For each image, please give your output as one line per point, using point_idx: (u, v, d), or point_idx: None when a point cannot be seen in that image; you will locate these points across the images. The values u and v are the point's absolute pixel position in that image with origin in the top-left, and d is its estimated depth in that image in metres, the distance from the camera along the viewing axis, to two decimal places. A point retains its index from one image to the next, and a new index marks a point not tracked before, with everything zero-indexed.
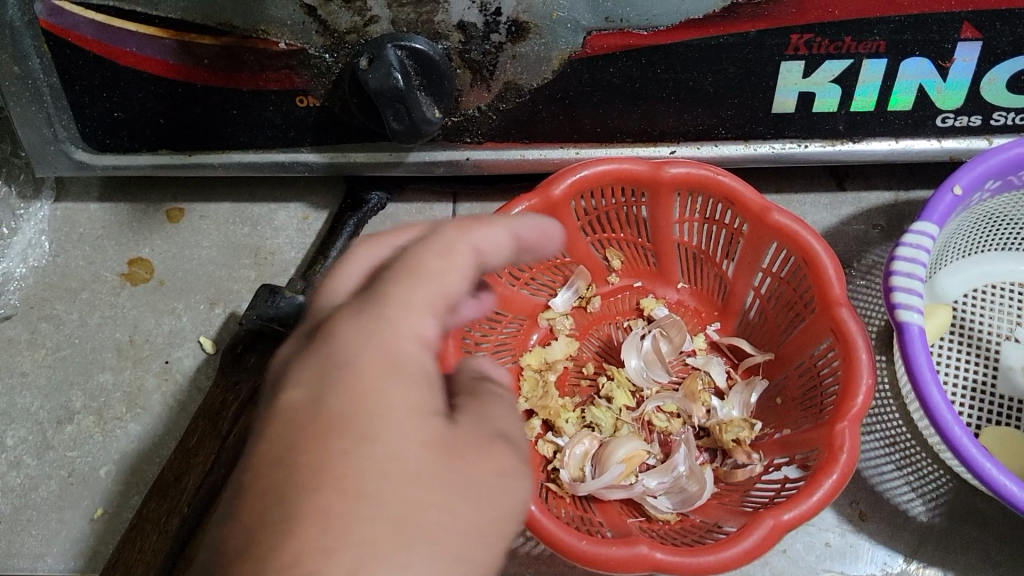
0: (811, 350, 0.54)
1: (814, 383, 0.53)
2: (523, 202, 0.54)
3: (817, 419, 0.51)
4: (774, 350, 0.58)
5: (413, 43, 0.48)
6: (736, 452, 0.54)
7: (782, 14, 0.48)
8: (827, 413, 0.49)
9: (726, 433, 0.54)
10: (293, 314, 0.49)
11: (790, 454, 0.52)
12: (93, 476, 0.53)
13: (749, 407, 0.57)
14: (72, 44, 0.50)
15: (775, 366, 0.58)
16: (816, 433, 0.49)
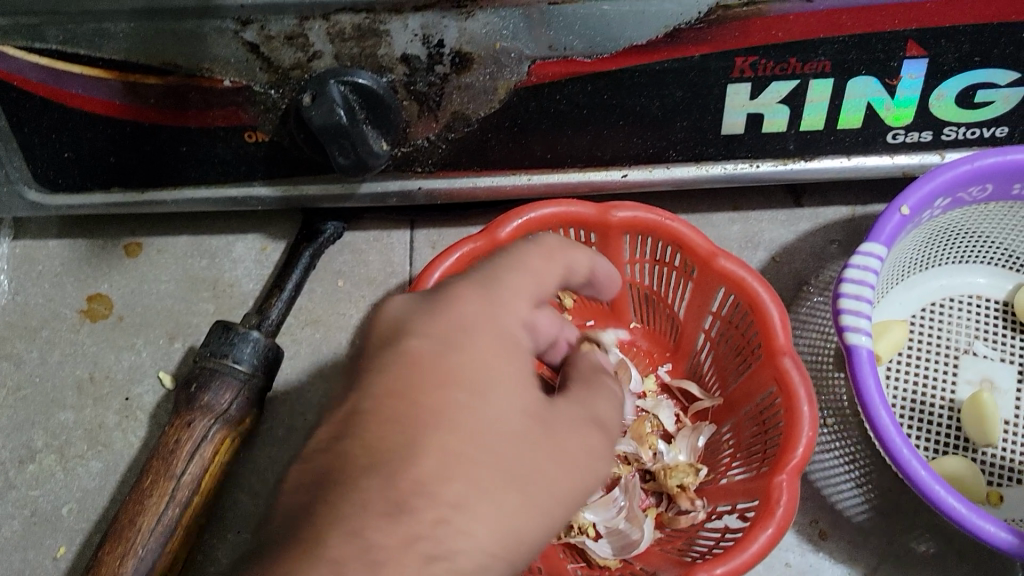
0: (758, 397, 0.52)
1: (761, 433, 0.51)
2: (466, 245, 0.52)
3: (760, 468, 0.49)
4: (723, 395, 0.56)
5: (357, 78, 0.48)
6: (680, 498, 0.52)
7: (725, 38, 0.48)
8: (769, 463, 0.48)
9: (670, 478, 0.52)
10: (269, 358, 0.53)
11: (732, 502, 0.51)
12: (56, 515, 0.54)
13: (696, 451, 0.55)
14: (19, 88, 0.50)
15: (723, 412, 0.56)
16: (757, 483, 0.48)
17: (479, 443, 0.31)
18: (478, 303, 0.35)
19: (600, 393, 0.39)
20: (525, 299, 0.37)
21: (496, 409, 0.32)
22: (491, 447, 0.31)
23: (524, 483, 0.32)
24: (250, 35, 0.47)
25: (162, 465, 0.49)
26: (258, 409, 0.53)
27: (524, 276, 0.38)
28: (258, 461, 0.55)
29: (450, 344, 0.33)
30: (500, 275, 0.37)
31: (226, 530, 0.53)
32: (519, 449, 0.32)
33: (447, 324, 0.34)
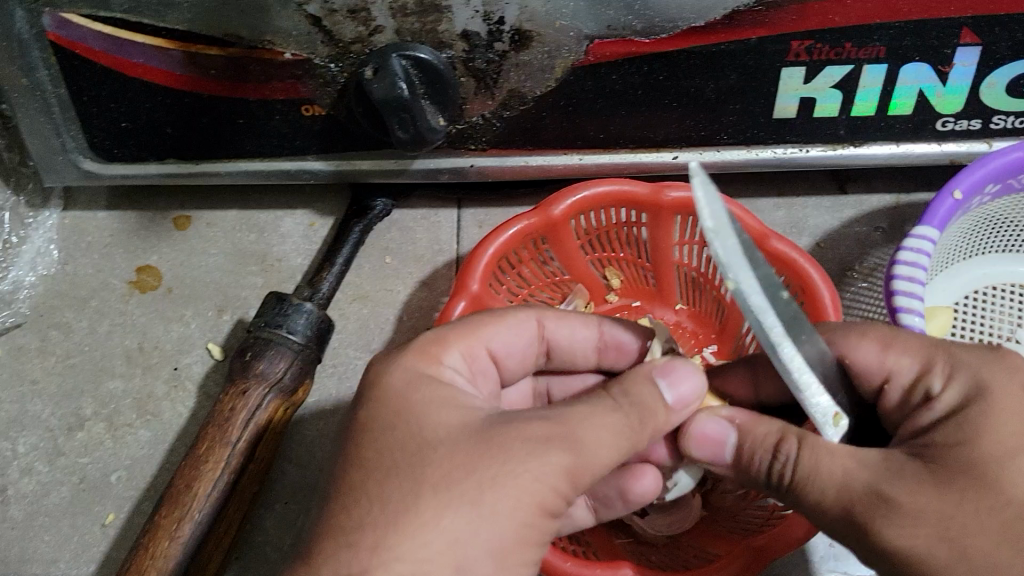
0: None
1: None
2: (520, 221, 0.53)
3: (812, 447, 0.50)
4: None
5: (419, 53, 0.49)
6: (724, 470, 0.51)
7: (782, 21, 0.49)
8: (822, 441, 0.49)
9: None
10: (313, 331, 0.53)
11: None
12: (104, 482, 0.54)
13: None
14: (80, 56, 0.50)
15: None
16: None
17: (421, 474, 0.33)
18: (417, 371, 0.39)
19: (604, 420, 0.37)
20: (435, 360, 0.40)
21: (440, 445, 0.34)
22: (441, 473, 0.33)
23: (474, 494, 0.33)
24: (314, 8, 0.47)
25: (216, 432, 0.49)
26: (310, 379, 0.53)
27: (448, 340, 0.41)
28: (307, 433, 0.55)
29: (406, 404, 0.37)
30: (445, 342, 0.41)
31: (275, 500, 0.53)
32: (471, 469, 0.33)
33: (390, 393, 0.37)
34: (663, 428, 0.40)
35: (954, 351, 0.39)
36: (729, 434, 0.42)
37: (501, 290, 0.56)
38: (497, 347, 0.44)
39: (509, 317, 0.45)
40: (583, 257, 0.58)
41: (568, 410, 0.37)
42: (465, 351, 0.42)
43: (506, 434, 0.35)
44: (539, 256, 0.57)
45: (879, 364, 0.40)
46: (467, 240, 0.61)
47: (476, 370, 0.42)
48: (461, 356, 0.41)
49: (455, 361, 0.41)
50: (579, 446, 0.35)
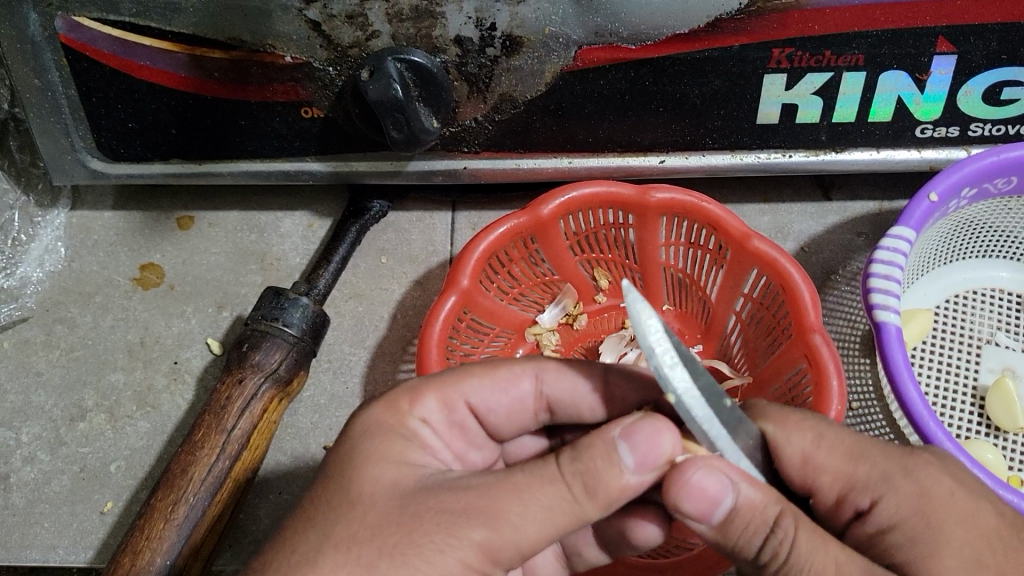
0: (786, 375, 0.54)
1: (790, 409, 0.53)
2: (510, 220, 0.55)
3: None
4: (753, 374, 0.57)
5: (412, 56, 0.51)
6: None
7: (764, 29, 0.51)
8: None
9: None
10: (309, 326, 0.54)
11: None
12: (104, 471, 0.55)
13: None
14: (89, 59, 0.53)
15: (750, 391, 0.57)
16: None
17: (332, 530, 0.34)
18: (382, 421, 0.39)
19: (546, 474, 0.35)
20: (402, 412, 0.40)
21: (364, 502, 0.35)
22: (350, 530, 0.34)
23: (370, 560, 0.33)
24: (313, 13, 0.50)
25: (213, 419, 0.50)
26: (305, 371, 0.55)
27: (421, 392, 0.41)
28: (302, 425, 0.57)
29: (354, 453, 0.37)
30: (416, 391, 0.41)
31: (269, 490, 0.55)
32: (376, 532, 0.33)
33: (352, 444, 0.38)
34: (616, 498, 0.35)
35: (873, 460, 0.37)
36: (728, 495, 0.35)
37: (491, 288, 0.58)
38: (478, 403, 0.43)
39: (501, 373, 0.44)
40: (572, 257, 0.60)
41: (506, 478, 0.35)
42: (439, 401, 0.41)
43: (424, 503, 0.34)
44: (529, 255, 0.59)
45: (805, 463, 0.38)
46: (460, 242, 0.63)
47: (450, 424, 0.42)
48: (434, 405, 0.41)
49: (426, 413, 0.41)
50: (503, 524, 0.34)
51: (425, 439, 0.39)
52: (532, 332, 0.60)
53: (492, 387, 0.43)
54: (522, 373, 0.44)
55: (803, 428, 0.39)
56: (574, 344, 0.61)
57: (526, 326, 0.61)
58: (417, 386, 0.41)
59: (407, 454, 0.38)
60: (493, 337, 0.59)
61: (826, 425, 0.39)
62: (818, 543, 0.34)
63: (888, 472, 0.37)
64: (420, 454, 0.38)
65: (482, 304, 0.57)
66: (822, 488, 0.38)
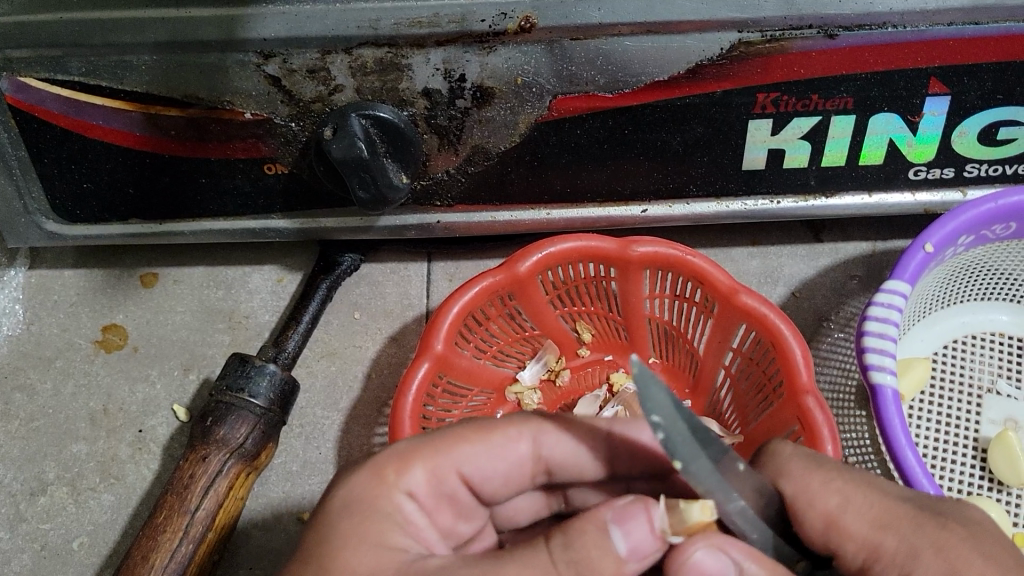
0: (778, 436, 0.51)
1: None
2: (485, 279, 0.52)
3: None
4: (744, 432, 0.55)
5: (378, 112, 0.48)
6: None
7: (748, 75, 0.48)
8: None
9: None
10: (277, 396, 0.52)
11: None
12: (66, 549, 0.53)
13: None
14: (39, 119, 0.50)
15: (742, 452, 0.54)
16: None
17: None
18: (360, 493, 0.35)
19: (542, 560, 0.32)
20: (389, 484, 0.35)
21: None
22: None
23: None
24: (272, 69, 0.47)
25: (175, 500, 0.47)
26: (274, 443, 0.52)
27: (411, 457, 0.36)
28: (273, 495, 0.54)
29: (329, 535, 0.34)
30: (407, 458, 0.36)
31: (240, 566, 0.52)
32: None
33: (327, 516, 0.34)
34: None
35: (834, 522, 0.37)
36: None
37: (467, 347, 0.56)
38: (473, 473, 0.38)
39: (495, 436, 0.38)
40: (553, 311, 0.58)
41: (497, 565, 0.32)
42: (430, 472, 0.36)
43: None
44: (507, 312, 0.57)
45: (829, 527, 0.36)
46: (437, 294, 0.61)
47: (439, 498, 0.37)
48: (423, 477, 0.36)
49: (416, 484, 0.36)
50: None
51: (411, 518, 0.35)
52: (512, 390, 0.58)
53: (489, 455, 0.38)
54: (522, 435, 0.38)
55: (829, 490, 0.36)
56: (556, 403, 0.59)
57: (505, 385, 0.58)
58: (406, 452, 0.36)
59: (389, 537, 0.34)
60: (472, 398, 0.57)
61: (857, 485, 0.36)
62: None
63: (916, 547, 0.34)
64: (404, 539, 0.34)
65: (458, 365, 0.54)
66: (846, 553, 0.36)
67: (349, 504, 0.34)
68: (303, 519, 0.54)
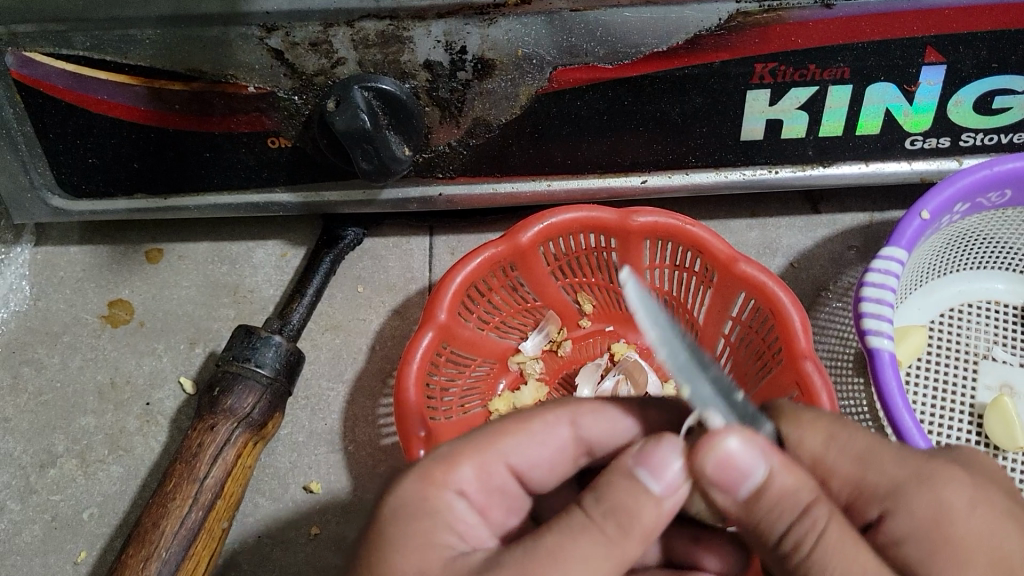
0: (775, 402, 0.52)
1: None
2: (487, 250, 0.53)
3: None
4: None
5: (380, 84, 0.49)
6: None
7: (746, 45, 0.49)
8: None
9: None
10: (282, 366, 0.52)
11: None
12: (76, 519, 0.53)
13: None
14: (44, 94, 0.51)
15: None
16: None
17: None
18: (410, 497, 0.35)
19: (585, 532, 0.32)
20: (437, 485, 0.36)
21: None
22: None
23: None
24: (275, 41, 0.48)
25: (184, 468, 0.48)
26: (280, 413, 0.53)
27: (455, 457, 0.37)
28: (280, 465, 0.55)
29: (381, 538, 0.34)
30: (452, 459, 0.37)
31: (248, 534, 0.53)
32: None
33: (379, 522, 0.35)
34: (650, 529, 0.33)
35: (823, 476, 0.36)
36: (756, 469, 0.32)
37: (470, 318, 0.56)
38: (520, 462, 0.39)
39: (535, 424, 0.39)
40: (554, 281, 0.58)
41: (537, 544, 0.32)
42: (479, 466, 0.37)
43: None
44: (509, 283, 0.57)
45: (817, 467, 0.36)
46: (439, 267, 0.62)
47: (490, 490, 0.38)
48: (471, 474, 0.37)
49: (463, 481, 0.37)
50: None
51: (460, 516, 0.36)
52: (515, 360, 0.59)
53: (531, 443, 0.39)
54: (560, 419, 0.40)
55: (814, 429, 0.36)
56: (558, 371, 0.60)
57: (508, 355, 0.59)
58: (453, 452, 0.37)
59: (441, 537, 0.34)
60: (475, 367, 0.58)
61: (840, 424, 0.36)
62: (851, 548, 0.31)
63: (900, 482, 0.34)
64: (451, 536, 0.35)
65: (461, 336, 0.55)
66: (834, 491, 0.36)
67: (401, 509, 0.35)
68: (309, 488, 0.54)
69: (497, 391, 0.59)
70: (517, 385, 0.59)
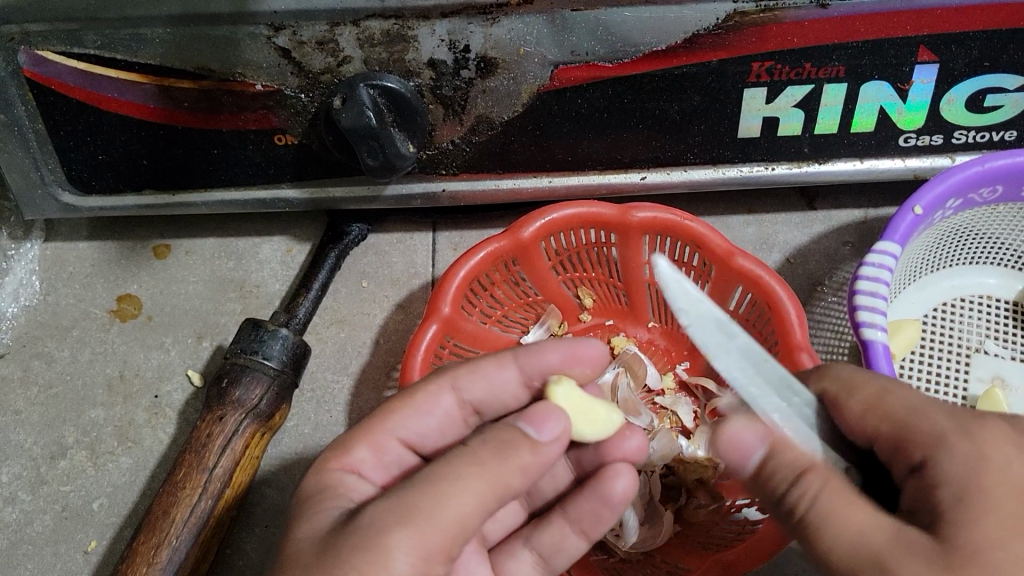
0: None
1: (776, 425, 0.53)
2: (490, 244, 0.54)
3: None
4: None
5: (385, 82, 0.50)
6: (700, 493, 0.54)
7: (743, 44, 0.50)
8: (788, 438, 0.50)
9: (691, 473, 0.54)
10: (288, 359, 0.53)
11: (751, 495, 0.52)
12: (86, 509, 0.54)
13: None
14: (55, 92, 0.52)
15: None
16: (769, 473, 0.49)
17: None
18: (308, 488, 0.37)
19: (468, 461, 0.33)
20: (335, 466, 0.37)
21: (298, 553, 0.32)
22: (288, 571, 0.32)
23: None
24: (282, 40, 0.49)
25: (193, 458, 0.49)
26: (287, 405, 0.54)
27: (348, 442, 0.38)
28: (286, 456, 0.56)
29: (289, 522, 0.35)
30: (345, 444, 0.38)
31: (255, 523, 0.54)
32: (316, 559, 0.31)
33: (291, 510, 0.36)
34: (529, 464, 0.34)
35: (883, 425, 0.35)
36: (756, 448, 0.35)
37: (473, 312, 0.57)
38: (414, 433, 0.41)
39: (416, 397, 0.41)
40: (555, 276, 0.60)
41: (421, 475, 0.33)
42: (369, 445, 0.39)
43: (344, 532, 0.32)
44: (511, 277, 0.59)
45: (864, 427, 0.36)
46: (442, 263, 0.63)
47: (390, 464, 0.39)
48: (364, 453, 0.38)
49: (358, 459, 0.38)
50: (422, 519, 0.31)
51: (354, 485, 0.37)
52: None
53: (416, 415, 0.41)
54: (439, 390, 0.42)
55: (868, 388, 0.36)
56: None
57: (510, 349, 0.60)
58: (347, 437, 0.39)
59: (335, 499, 0.35)
60: None
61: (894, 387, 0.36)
62: (849, 498, 0.33)
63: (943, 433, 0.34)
64: (346, 497, 0.36)
65: (464, 329, 0.56)
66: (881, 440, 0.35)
67: (309, 494, 0.36)
68: None
69: None
70: None
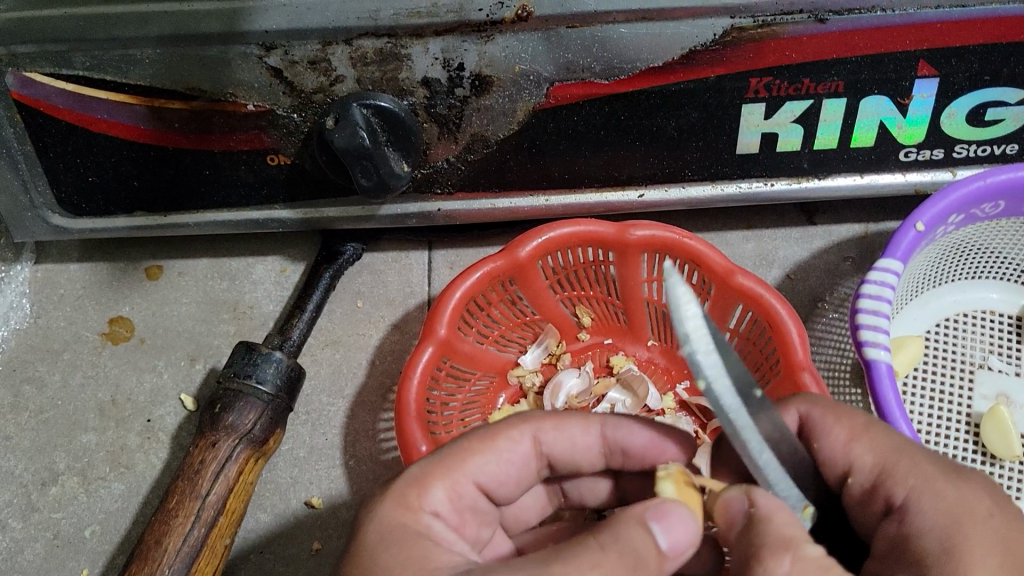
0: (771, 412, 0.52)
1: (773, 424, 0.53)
2: (487, 264, 0.54)
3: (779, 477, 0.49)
4: None
5: (378, 101, 0.49)
6: None
7: (741, 59, 0.49)
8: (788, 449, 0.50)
9: None
10: (283, 382, 0.53)
11: None
12: (78, 537, 0.53)
13: None
14: (44, 114, 0.51)
15: None
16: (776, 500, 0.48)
17: None
18: (390, 522, 0.35)
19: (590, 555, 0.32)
20: (412, 506, 0.36)
21: None
22: None
23: None
24: (274, 60, 0.48)
25: (186, 485, 0.48)
26: (281, 429, 0.53)
27: (426, 479, 0.37)
28: (281, 481, 0.55)
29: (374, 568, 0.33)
30: (422, 481, 0.37)
31: (250, 550, 0.53)
32: None
33: (367, 548, 0.34)
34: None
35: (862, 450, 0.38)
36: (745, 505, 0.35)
37: (469, 331, 0.57)
38: (487, 479, 0.39)
39: (501, 441, 0.40)
40: (553, 296, 0.59)
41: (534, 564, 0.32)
42: (448, 488, 0.37)
43: None
44: (508, 297, 0.58)
45: (844, 456, 0.38)
46: (438, 281, 0.62)
47: (462, 511, 0.38)
48: (444, 495, 0.37)
49: (436, 505, 0.37)
50: None
51: (440, 534, 0.35)
52: (515, 374, 0.59)
53: (495, 460, 0.39)
54: (525, 435, 0.41)
55: (840, 425, 0.39)
56: None
57: (508, 369, 0.60)
58: (423, 474, 0.37)
59: (427, 553, 0.34)
60: (475, 382, 0.58)
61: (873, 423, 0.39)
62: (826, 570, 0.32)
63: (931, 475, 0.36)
64: (441, 553, 0.34)
65: (460, 350, 0.55)
66: (862, 466, 0.38)
67: (387, 531, 0.35)
68: (310, 501, 0.55)
69: (497, 405, 0.59)
70: (517, 399, 0.59)
